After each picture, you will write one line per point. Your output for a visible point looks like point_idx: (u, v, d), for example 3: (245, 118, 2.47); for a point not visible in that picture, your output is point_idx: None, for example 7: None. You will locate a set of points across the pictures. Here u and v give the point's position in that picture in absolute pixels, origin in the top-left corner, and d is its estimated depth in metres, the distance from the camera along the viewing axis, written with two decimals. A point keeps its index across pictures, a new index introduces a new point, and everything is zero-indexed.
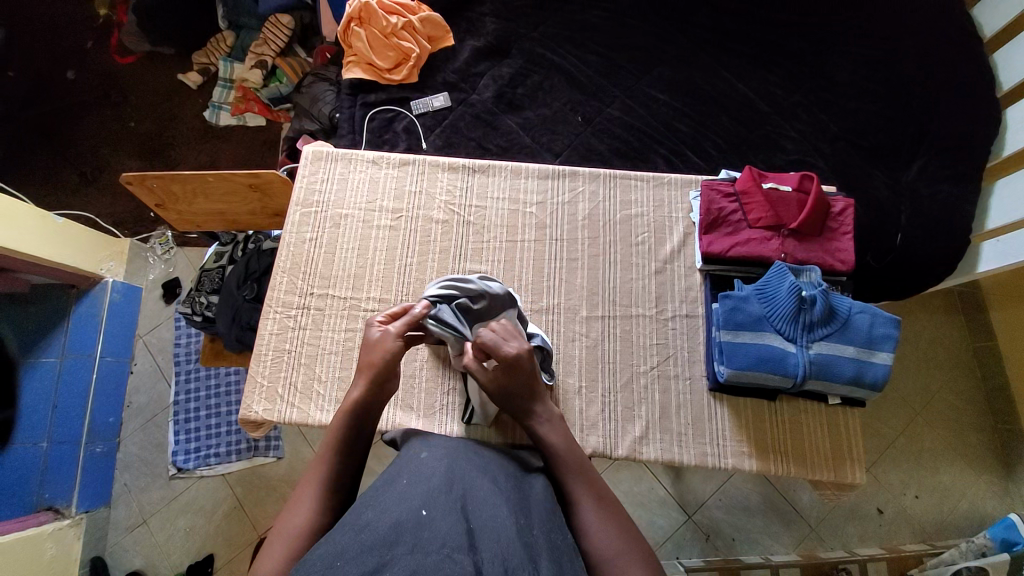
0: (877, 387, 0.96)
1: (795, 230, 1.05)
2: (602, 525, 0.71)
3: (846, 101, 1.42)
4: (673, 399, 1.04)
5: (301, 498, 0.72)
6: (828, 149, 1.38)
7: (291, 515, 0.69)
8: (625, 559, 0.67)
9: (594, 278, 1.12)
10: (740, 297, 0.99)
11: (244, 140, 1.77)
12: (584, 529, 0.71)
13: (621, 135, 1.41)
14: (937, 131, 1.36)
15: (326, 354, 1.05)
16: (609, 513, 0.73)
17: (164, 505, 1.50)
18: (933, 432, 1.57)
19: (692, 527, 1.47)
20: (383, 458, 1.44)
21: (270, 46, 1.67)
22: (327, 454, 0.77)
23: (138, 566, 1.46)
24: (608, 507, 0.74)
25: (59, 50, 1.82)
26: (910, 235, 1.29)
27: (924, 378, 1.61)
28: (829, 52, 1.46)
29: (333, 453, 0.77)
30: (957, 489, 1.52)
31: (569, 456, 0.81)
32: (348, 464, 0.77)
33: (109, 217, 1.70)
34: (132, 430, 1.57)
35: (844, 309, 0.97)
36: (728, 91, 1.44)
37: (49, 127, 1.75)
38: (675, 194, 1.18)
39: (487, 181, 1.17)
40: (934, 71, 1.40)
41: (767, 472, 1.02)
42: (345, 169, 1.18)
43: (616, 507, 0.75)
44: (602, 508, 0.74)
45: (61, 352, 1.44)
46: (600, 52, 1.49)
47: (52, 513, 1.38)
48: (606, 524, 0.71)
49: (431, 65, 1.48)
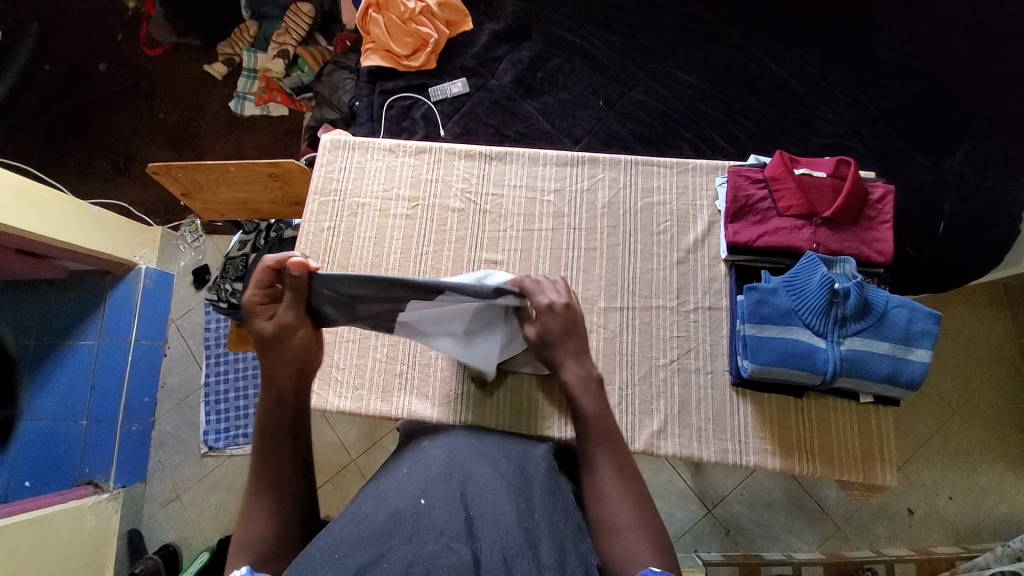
0: (914, 386, 0.90)
1: (829, 219, 0.99)
2: (616, 496, 0.68)
3: (888, 80, 1.33)
4: (693, 393, 1.01)
5: (250, 509, 0.67)
6: (867, 132, 1.30)
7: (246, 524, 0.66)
8: (634, 529, 0.65)
9: (612, 268, 1.09)
10: (767, 289, 0.94)
11: (269, 129, 1.79)
12: (597, 492, 0.70)
13: (644, 119, 1.36)
14: (989, 112, 1.25)
15: (343, 342, 1.06)
16: (626, 485, 0.70)
17: (194, 483, 1.56)
18: (971, 431, 1.48)
19: (712, 521, 1.44)
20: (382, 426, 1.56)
21: (291, 35, 1.68)
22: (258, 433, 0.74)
23: (170, 540, 1.52)
24: (627, 477, 0.71)
25: (91, 42, 1.87)
26: (955, 224, 1.21)
27: (964, 373, 1.52)
28: (870, 28, 1.37)
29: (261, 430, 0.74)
30: (995, 491, 1.44)
31: (597, 421, 0.77)
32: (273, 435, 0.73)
33: (142, 205, 1.76)
34: (165, 410, 1.63)
35: (881, 303, 0.91)
36: (760, 70, 1.37)
37: (84, 118, 1.81)
38: (700, 180, 1.13)
39: (504, 169, 1.15)
40: (988, 46, 1.29)
41: (791, 471, 0.98)
42: (361, 157, 1.18)
43: (635, 477, 0.72)
44: (621, 476, 0.71)
45: (98, 335, 1.51)
46: (623, 32, 1.43)
47: (91, 487, 1.46)
48: (622, 492, 0.69)
49: (448, 51, 1.46)
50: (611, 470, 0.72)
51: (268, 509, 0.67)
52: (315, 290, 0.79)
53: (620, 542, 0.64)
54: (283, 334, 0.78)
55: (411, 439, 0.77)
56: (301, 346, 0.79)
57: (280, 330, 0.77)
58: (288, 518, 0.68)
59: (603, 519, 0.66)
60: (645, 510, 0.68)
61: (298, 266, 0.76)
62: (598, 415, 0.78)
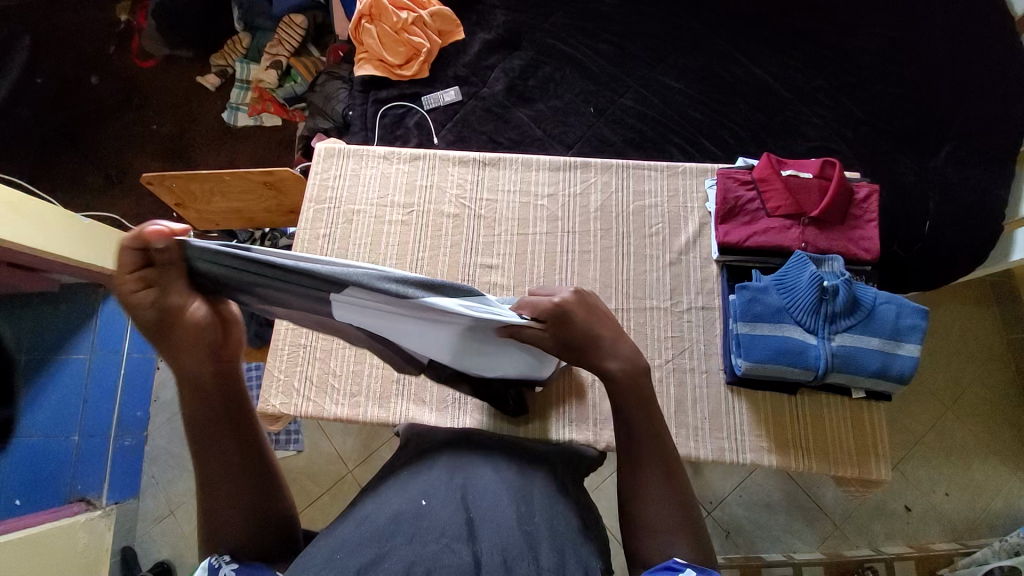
0: (904, 380, 0.92)
1: (816, 218, 1.02)
2: (658, 495, 0.67)
3: (870, 84, 1.36)
4: (688, 393, 1.02)
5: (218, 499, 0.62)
6: (851, 135, 1.33)
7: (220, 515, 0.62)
8: (672, 529, 0.65)
9: (606, 271, 1.10)
10: (758, 288, 0.96)
11: (262, 139, 1.80)
12: (637, 490, 0.69)
13: (634, 125, 1.38)
14: (968, 113, 1.29)
15: (340, 348, 1.06)
16: (670, 485, 0.68)
17: (190, 497, 1.54)
18: (964, 428, 1.51)
19: (712, 524, 1.44)
20: (380, 434, 1.55)
21: (285, 46, 1.69)
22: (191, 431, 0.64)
23: (164, 557, 1.50)
24: (672, 476, 0.69)
25: (83, 55, 1.87)
26: (939, 223, 1.24)
27: (954, 370, 1.55)
28: (851, 34, 1.41)
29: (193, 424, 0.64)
30: (989, 487, 1.46)
31: (646, 420, 0.73)
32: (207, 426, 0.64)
33: (134, 218, 1.75)
34: (159, 423, 1.61)
35: (870, 299, 0.93)
36: (746, 76, 1.41)
37: (75, 131, 1.81)
38: (690, 183, 1.15)
39: (498, 174, 1.17)
40: (965, 50, 1.34)
41: (788, 468, 0.99)
42: (357, 165, 1.19)
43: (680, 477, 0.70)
44: (666, 476, 0.69)
45: (91, 349, 1.50)
46: (612, 40, 1.46)
47: (84, 504, 1.43)
48: (663, 493, 0.68)
49: (441, 60, 1.48)
50: (656, 470, 0.69)
51: (239, 510, 0.62)
52: (196, 267, 0.65)
53: (658, 542, 0.64)
54: (172, 317, 0.63)
55: (411, 442, 0.77)
56: (205, 325, 0.63)
57: (170, 313, 0.63)
58: (268, 513, 0.63)
59: (642, 516, 0.67)
60: (688, 509, 0.67)
61: (159, 236, 0.61)
62: (642, 418, 0.73)
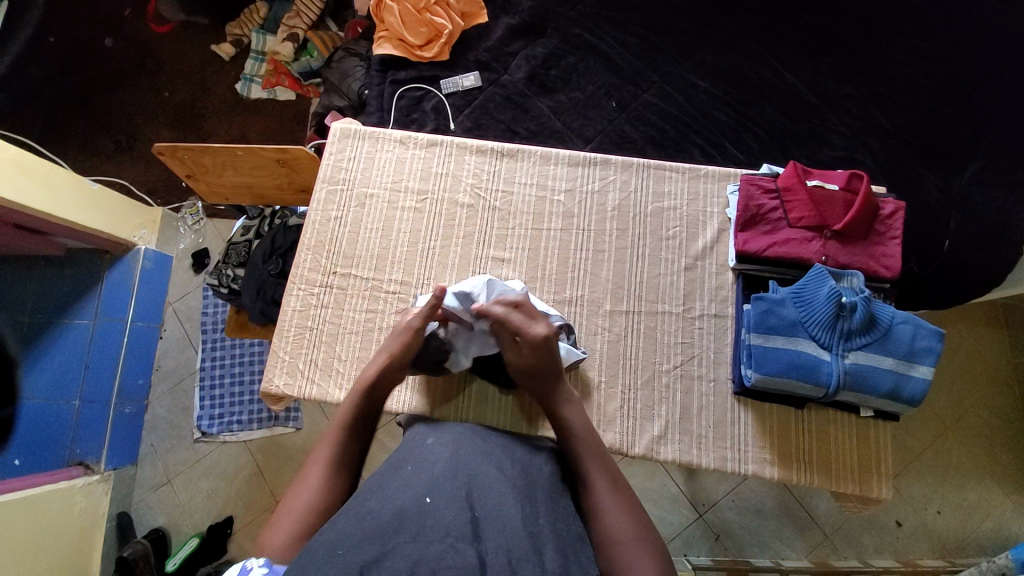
0: (915, 403, 0.91)
1: (839, 232, 0.99)
2: (614, 512, 0.74)
3: (900, 95, 1.33)
4: (694, 401, 1.01)
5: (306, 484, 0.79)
6: (877, 146, 1.30)
7: (300, 494, 0.77)
8: (634, 543, 0.71)
9: (619, 272, 1.08)
10: (774, 300, 0.94)
11: (275, 113, 1.77)
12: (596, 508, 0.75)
13: (656, 123, 1.35)
14: (999, 132, 1.26)
15: (347, 333, 1.05)
16: (624, 501, 0.75)
17: (187, 467, 1.55)
18: (962, 449, 1.50)
19: (703, 526, 1.45)
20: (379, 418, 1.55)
21: (302, 19, 1.67)
22: (331, 438, 0.83)
23: (160, 523, 1.51)
24: (622, 492, 0.77)
25: (98, 16, 1.84)
26: (958, 242, 1.21)
27: (958, 390, 1.54)
28: (887, 42, 1.37)
29: (340, 428, 0.84)
30: (982, 507, 1.46)
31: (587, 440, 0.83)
32: (353, 440, 0.83)
33: (143, 185, 1.73)
34: (159, 393, 1.61)
35: (886, 318, 0.91)
36: (774, 79, 1.37)
37: (86, 93, 1.78)
38: (712, 187, 1.13)
39: (515, 166, 1.14)
40: (1001, 66, 1.30)
41: (788, 481, 0.98)
42: (372, 148, 1.16)
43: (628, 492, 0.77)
44: (617, 491, 0.76)
45: (95, 314, 1.49)
46: (639, 33, 1.42)
47: (82, 468, 1.45)
48: (620, 510, 0.74)
49: (462, 43, 1.44)
50: (609, 491, 0.76)
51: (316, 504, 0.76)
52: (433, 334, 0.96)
53: (623, 557, 0.69)
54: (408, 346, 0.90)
55: (415, 435, 0.77)
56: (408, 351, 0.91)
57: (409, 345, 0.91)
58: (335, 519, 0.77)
59: (604, 533, 0.72)
60: (641, 522, 0.74)
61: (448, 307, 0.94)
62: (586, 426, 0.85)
